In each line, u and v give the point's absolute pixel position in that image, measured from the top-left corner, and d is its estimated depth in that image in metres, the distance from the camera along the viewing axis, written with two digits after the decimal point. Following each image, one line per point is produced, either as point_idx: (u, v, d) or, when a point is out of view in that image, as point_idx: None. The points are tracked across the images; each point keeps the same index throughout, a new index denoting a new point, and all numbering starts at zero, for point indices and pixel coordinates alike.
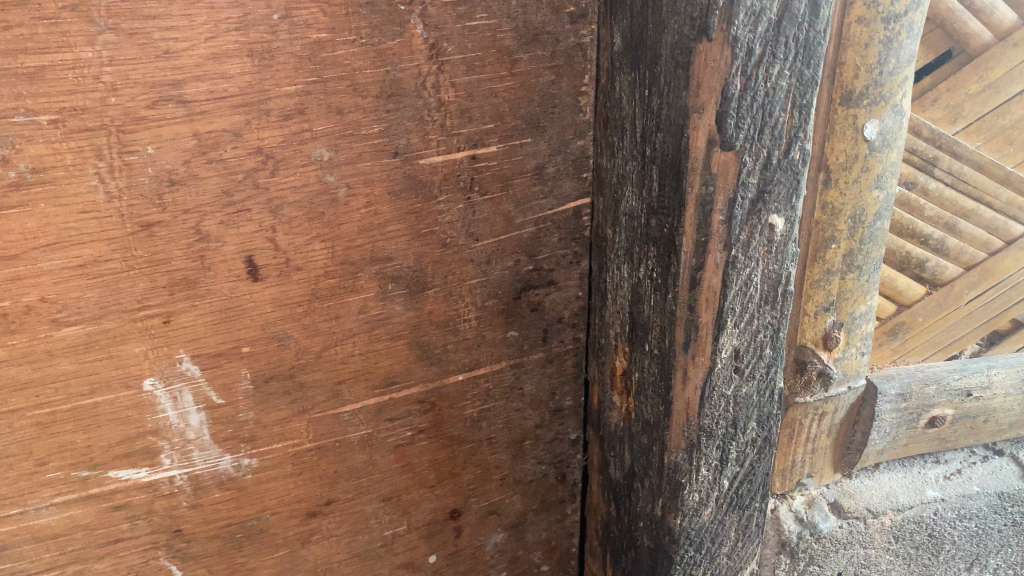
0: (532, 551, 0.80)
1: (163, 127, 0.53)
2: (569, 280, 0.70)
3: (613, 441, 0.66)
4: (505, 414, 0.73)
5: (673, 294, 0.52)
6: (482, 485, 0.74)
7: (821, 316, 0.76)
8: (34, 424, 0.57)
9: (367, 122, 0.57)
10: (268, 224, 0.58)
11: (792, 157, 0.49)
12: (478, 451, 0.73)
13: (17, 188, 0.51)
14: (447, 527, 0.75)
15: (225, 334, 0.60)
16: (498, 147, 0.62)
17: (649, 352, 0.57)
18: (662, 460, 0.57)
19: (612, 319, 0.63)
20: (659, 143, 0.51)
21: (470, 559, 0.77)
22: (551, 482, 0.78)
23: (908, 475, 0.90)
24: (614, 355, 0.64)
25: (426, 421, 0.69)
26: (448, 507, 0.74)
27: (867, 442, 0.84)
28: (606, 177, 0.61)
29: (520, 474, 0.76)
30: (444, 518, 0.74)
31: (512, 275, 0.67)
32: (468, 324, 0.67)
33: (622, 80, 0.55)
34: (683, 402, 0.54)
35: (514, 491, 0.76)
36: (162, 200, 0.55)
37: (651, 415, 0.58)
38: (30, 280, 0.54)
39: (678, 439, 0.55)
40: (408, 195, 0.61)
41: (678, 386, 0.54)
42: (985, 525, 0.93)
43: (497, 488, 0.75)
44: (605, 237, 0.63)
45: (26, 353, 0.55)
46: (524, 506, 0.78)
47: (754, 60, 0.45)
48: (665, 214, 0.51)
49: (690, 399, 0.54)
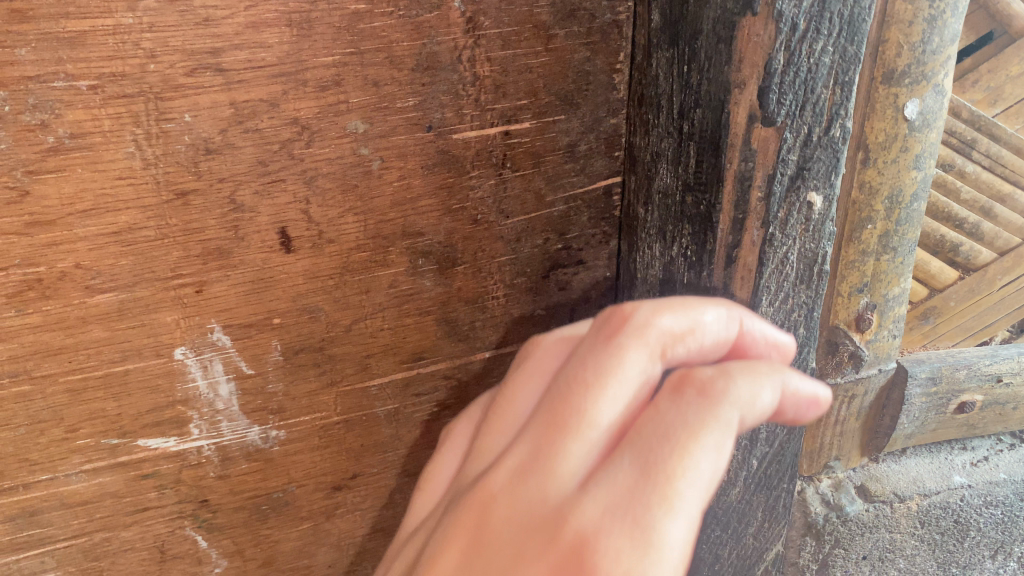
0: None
1: (200, 95, 0.53)
2: (597, 260, 0.70)
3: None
4: None
5: (708, 271, 0.52)
6: None
7: (854, 296, 0.88)
8: (66, 390, 0.58)
9: (402, 95, 0.57)
10: (302, 195, 0.58)
11: (833, 134, 0.49)
12: None
13: (55, 153, 0.52)
14: None
15: (257, 305, 0.60)
16: (532, 124, 0.62)
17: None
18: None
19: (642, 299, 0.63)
20: (698, 119, 0.50)
21: None
22: None
23: (935, 460, 1.00)
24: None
25: (452, 397, 0.70)
26: None
27: (893, 426, 0.94)
28: (641, 155, 0.61)
29: None
30: None
31: (541, 254, 0.67)
32: (496, 302, 0.68)
33: (660, 56, 0.55)
34: None
35: None
36: (198, 168, 0.55)
37: None
38: (67, 246, 0.54)
39: None
40: (440, 170, 0.61)
41: None
42: (1010, 512, 1.00)
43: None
44: (636, 216, 0.63)
45: (61, 318, 0.56)
46: None
47: (798, 35, 0.44)
48: (702, 190, 0.51)
49: None
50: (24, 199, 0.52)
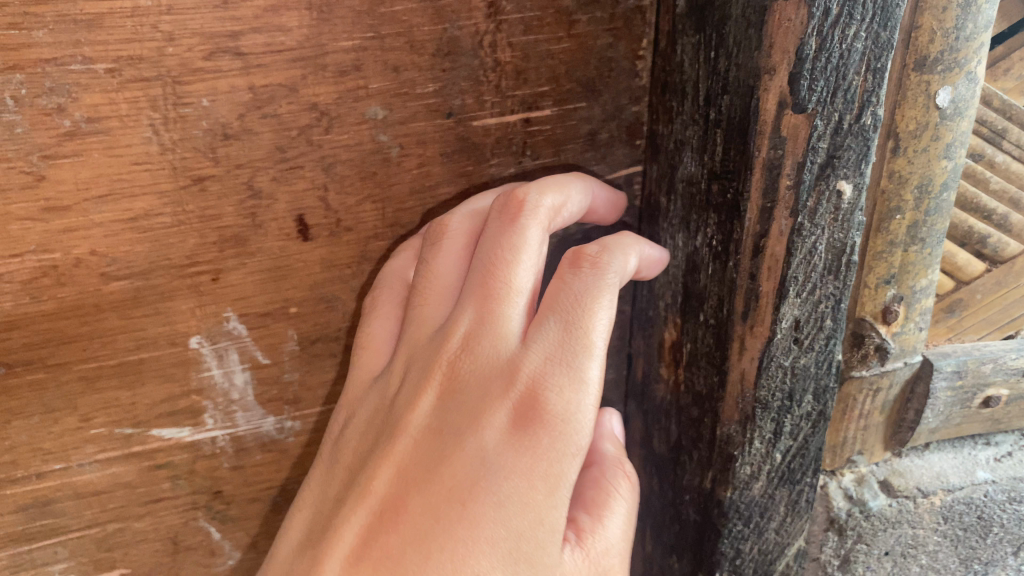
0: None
1: (219, 79, 0.52)
2: None
3: (659, 415, 0.65)
4: None
5: (735, 261, 0.51)
6: None
7: (880, 288, 0.76)
8: (79, 379, 0.57)
9: (422, 81, 0.56)
10: (320, 182, 0.57)
11: (864, 122, 0.47)
12: None
13: (71, 137, 0.51)
14: None
15: (273, 293, 0.59)
16: (553, 111, 0.61)
17: (703, 323, 0.56)
18: (712, 431, 0.56)
19: (664, 292, 0.62)
20: (725, 106, 0.49)
21: None
22: None
23: (958, 456, 0.90)
24: (663, 327, 0.63)
25: None
26: None
27: (919, 421, 0.84)
28: (662, 145, 0.60)
29: None
30: None
31: (560, 244, 0.66)
32: None
33: (685, 42, 0.54)
34: (739, 372, 0.53)
35: None
36: (215, 153, 0.54)
37: (703, 386, 0.57)
38: (81, 232, 0.53)
39: (731, 411, 0.55)
40: (460, 157, 0.60)
41: (735, 355, 0.53)
42: None
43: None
44: (658, 206, 0.62)
45: (75, 306, 0.55)
46: None
47: (830, 20, 0.43)
48: (729, 178, 0.50)
49: (746, 369, 0.53)
50: (39, 183, 0.51)
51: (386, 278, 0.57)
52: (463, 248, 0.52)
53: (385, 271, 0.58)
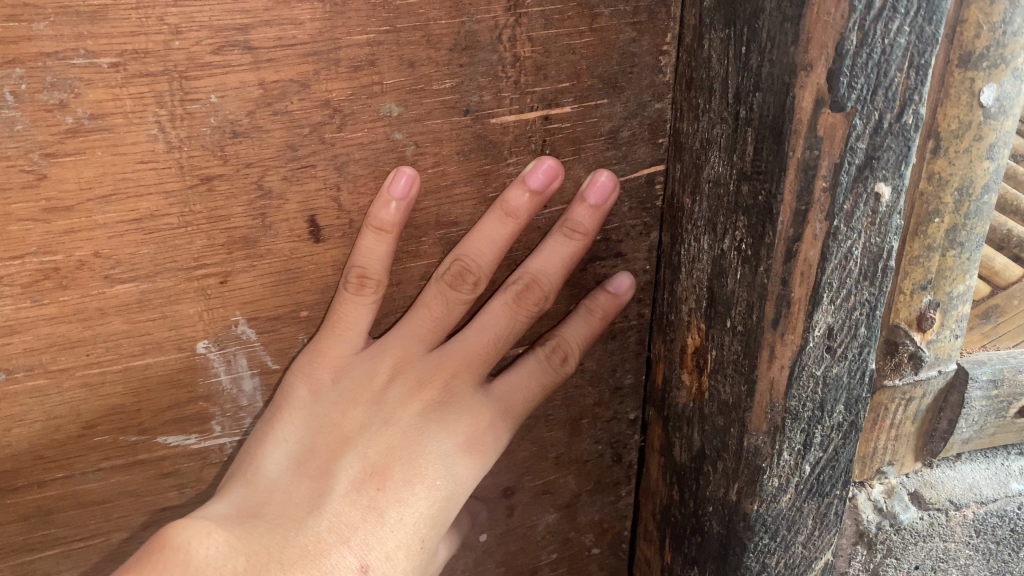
0: (584, 535, 0.76)
1: (228, 74, 0.50)
2: (637, 252, 0.66)
3: (681, 422, 0.63)
4: (562, 391, 0.68)
5: (766, 267, 0.48)
6: (538, 464, 0.70)
7: (917, 294, 0.75)
8: (83, 385, 0.55)
9: (439, 76, 0.54)
10: (332, 181, 0.55)
11: (904, 121, 0.44)
12: (534, 427, 0.69)
13: (74, 135, 0.49)
14: (499, 505, 0.70)
15: (283, 297, 0.57)
16: (573, 108, 0.58)
17: (730, 330, 0.54)
18: (739, 442, 0.54)
19: (689, 296, 0.59)
20: (757, 104, 0.47)
21: (521, 539, 0.73)
22: (607, 463, 0.74)
23: (991, 465, 0.88)
24: (687, 332, 0.60)
25: None
26: (502, 485, 0.70)
27: (952, 429, 0.83)
28: (687, 144, 0.58)
29: (576, 453, 0.72)
30: (497, 496, 0.70)
31: None
32: None
33: (713, 37, 0.52)
34: (768, 381, 0.51)
35: (570, 470, 0.72)
36: (223, 152, 0.52)
37: (729, 395, 0.55)
38: (84, 233, 0.51)
39: (759, 421, 0.52)
40: (477, 156, 0.58)
41: (764, 364, 0.50)
42: None
43: (553, 467, 0.71)
44: (682, 207, 0.59)
45: (78, 310, 0.53)
46: (578, 487, 0.73)
47: (873, 13, 0.40)
48: (761, 179, 0.47)
49: (775, 378, 0.50)
50: (41, 182, 0.49)
51: (367, 264, 0.56)
52: (471, 289, 0.60)
53: (362, 256, 0.56)
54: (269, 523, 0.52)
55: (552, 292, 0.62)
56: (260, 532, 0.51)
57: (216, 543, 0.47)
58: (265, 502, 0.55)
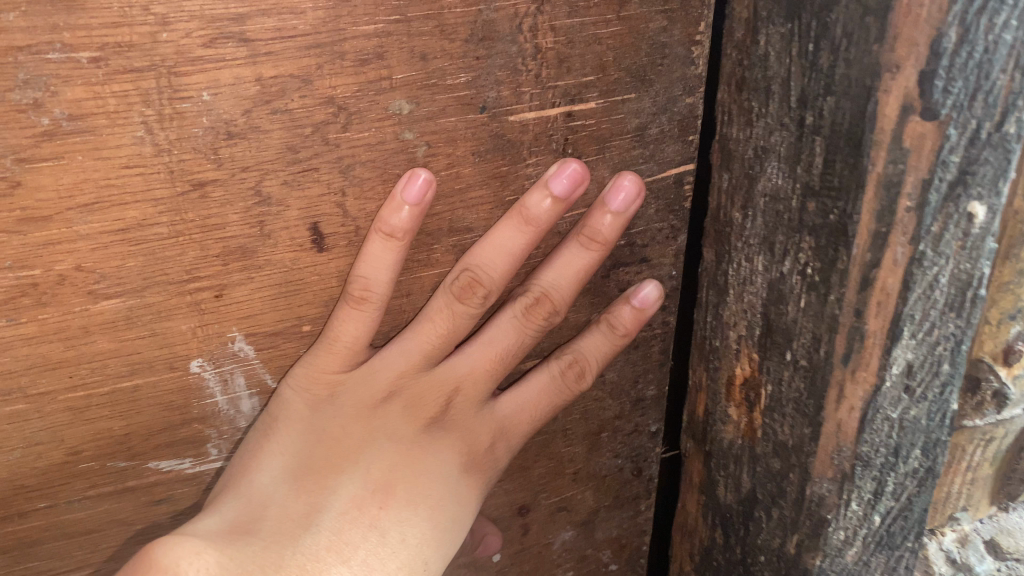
0: (602, 552, 0.72)
1: (221, 70, 0.45)
2: (663, 257, 0.61)
3: (726, 458, 0.59)
4: (582, 404, 0.64)
5: (837, 295, 0.44)
6: (554, 480, 0.66)
7: None
8: (66, 409, 0.51)
9: (453, 70, 0.49)
10: (337, 185, 0.50)
11: (1006, 131, 0.38)
12: (551, 443, 0.64)
13: (50, 138, 0.44)
14: (514, 524, 0.66)
15: (284, 311, 0.53)
16: (598, 103, 0.54)
17: (790, 363, 0.49)
18: (800, 490, 0.50)
19: (739, 322, 0.55)
20: (828, 109, 0.42)
21: (536, 558, 0.69)
22: (627, 477, 0.69)
23: None
24: (735, 361, 0.56)
25: None
26: (516, 502, 0.65)
27: None
28: (734, 150, 0.52)
29: (595, 467, 0.67)
30: (512, 514, 0.66)
31: None
32: None
33: (772, 33, 0.46)
34: (834, 423, 0.47)
35: (588, 486, 0.68)
36: (217, 154, 0.47)
37: (789, 437, 0.50)
38: (65, 246, 0.47)
39: (824, 468, 0.48)
40: (494, 157, 0.53)
41: (832, 407, 0.46)
42: None
43: (570, 483, 0.67)
44: (729, 221, 0.54)
45: (60, 329, 0.49)
46: (597, 503, 0.69)
47: (976, 5, 0.35)
48: (833, 196, 0.42)
49: (843, 421, 0.47)
50: (15, 190, 0.45)
51: (371, 276, 0.51)
52: (481, 301, 0.55)
53: (364, 267, 0.51)
54: (260, 540, 0.49)
55: (564, 305, 0.57)
56: (250, 550, 0.47)
57: (209, 563, 0.43)
58: (259, 518, 0.51)
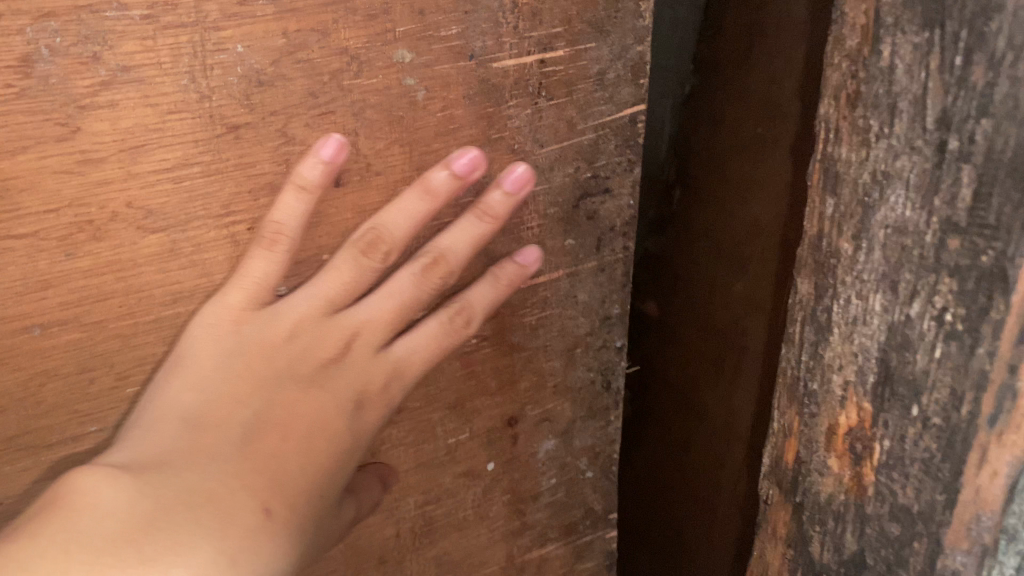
0: (578, 460, 0.80)
1: (253, 25, 0.52)
2: (622, 188, 0.71)
3: (822, 513, 0.48)
4: (560, 322, 0.73)
5: (991, 352, 0.36)
6: (538, 392, 0.75)
7: None
8: (116, 336, 0.57)
9: (446, 24, 0.58)
10: (350, 127, 0.58)
11: None
12: (534, 358, 0.73)
13: (107, 87, 0.50)
14: (505, 434, 0.74)
15: (307, 241, 0.60)
16: (565, 51, 0.63)
17: (915, 419, 0.40)
18: (928, 559, 0.42)
19: (843, 363, 0.44)
20: (983, 146, 0.34)
21: (524, 466, 0.77)
22: (597, 389, 0.79)
23: None
24: (837, 409, 0.45)
25: (490, 329, 0.70)
26: (506, 413, 0.74)
27: None
28: (846, 173, 0.42)
29: (571, 380, 0.76)
30: (503, 424, 0.74)
31: (572, 183, 0.68)
32: (531, 232, 0.68)
33: (907, 50, 0.37)
34: (972, 489, 0.39)
35: (566, 398, 0.77)
36: (250, 100, 0.54)
37: (920, 500, 0.41)
38: (118, 185, 0.53)
39: (958, 535, 0.40)
40: (481, 99, 0.61)
41: (972, 472, 0.38)
42: None
43: (552, 395, 0.76)
44: (836, 251, 0.44)
45: (112, 262, 0.55)
46: (574, 413, 0.78)
47: None
48: (992, 244, 0.35)
49: (983, 487, 0.38)
50: (75, 134, 0.51)
51: (283, 223, 0.56)
52: (380, 258, 0.60)
53: (278, 213, 0.56)
54: (177, 472, 0.51)
55: (458, 267, 0.63)
56: (175, 480, 0.50)
57: (115, 494, 0.47)
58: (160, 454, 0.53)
